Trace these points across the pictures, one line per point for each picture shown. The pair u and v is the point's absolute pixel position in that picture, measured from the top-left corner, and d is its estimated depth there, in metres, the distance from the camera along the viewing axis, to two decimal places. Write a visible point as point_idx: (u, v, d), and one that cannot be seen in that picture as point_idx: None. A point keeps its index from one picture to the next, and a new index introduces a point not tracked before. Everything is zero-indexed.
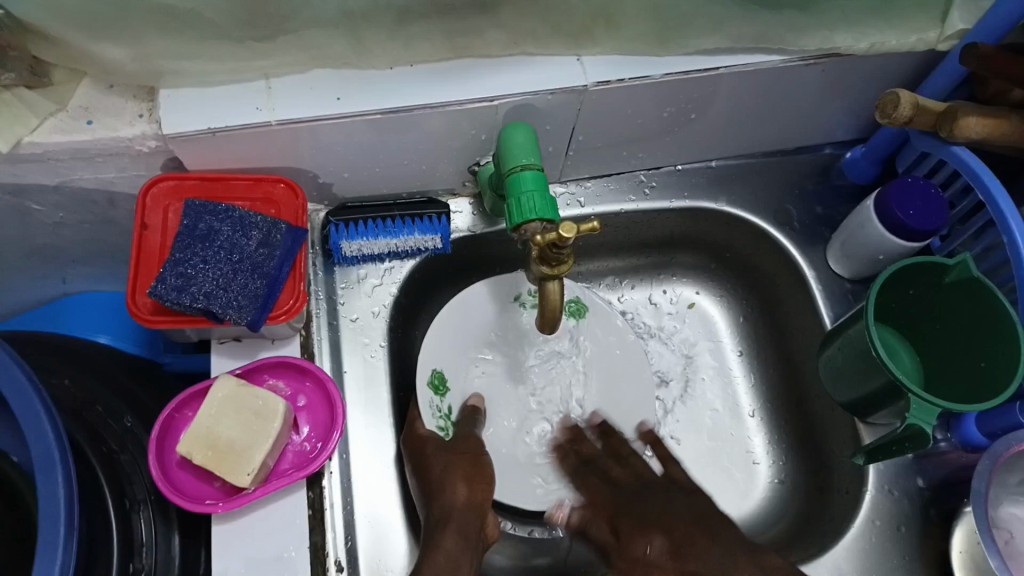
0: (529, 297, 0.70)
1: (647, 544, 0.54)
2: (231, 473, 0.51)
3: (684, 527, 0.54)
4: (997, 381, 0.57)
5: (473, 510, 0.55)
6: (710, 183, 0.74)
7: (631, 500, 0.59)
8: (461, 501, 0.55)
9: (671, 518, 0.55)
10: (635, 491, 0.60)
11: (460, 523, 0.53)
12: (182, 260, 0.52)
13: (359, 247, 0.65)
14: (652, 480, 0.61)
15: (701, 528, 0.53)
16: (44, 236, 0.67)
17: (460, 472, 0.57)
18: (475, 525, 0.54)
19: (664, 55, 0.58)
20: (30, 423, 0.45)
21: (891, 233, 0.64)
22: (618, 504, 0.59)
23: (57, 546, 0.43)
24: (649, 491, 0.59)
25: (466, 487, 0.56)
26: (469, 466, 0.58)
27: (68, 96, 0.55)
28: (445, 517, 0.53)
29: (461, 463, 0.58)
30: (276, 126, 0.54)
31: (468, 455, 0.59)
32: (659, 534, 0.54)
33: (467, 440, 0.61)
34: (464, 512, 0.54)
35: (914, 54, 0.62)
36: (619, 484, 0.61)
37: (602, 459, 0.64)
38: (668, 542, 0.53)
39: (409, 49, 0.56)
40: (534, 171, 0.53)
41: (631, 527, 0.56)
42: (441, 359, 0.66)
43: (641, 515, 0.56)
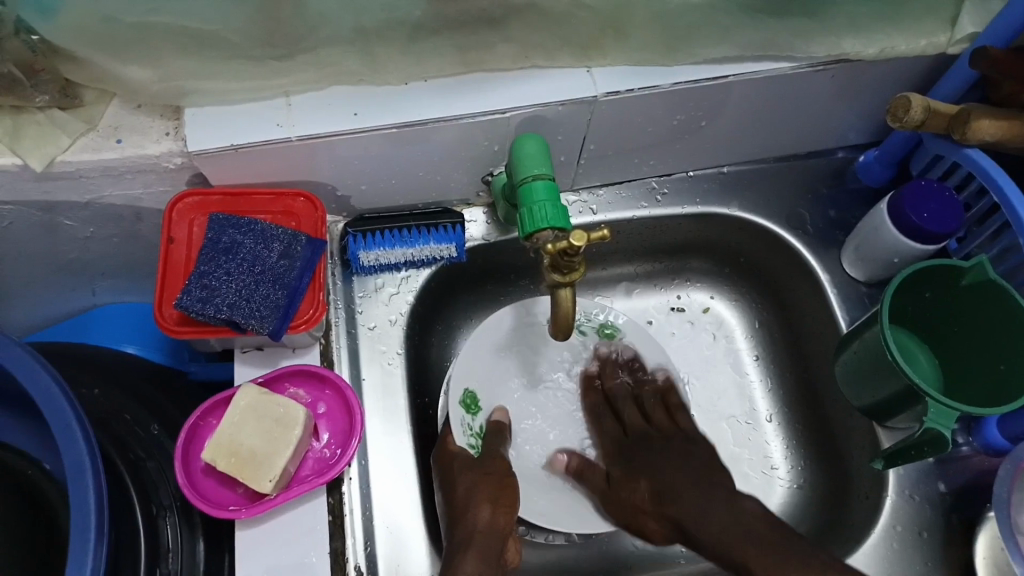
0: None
1: (636, 487, 0.61)
2: (254, 479, 0.52)
3: (675, 476, 0.59)
4: (1016, 386, 0.57)
5: (494, 536, 0.55)
6: (723, 189, 0.74)
7: (634, 457, 0.63)
8: (490, 525, 0.55)
9: (659, 468, 0.61)
10: (640, 444, 0.64)
11: (481, 546, 0.53)
12: (206, 272, 0.53)
13: (376, 257, 0.66)
14: (658, 430, 0.65)
15: (691, 477, 0.59)
16: (75, 249, 0.69)
17: (484, 494, 0.57)
18: (496, 551, 0.54)
19: (673, 65, 0.59)
20: (62, 431, 0.47)
21: (906, 236, 0.64)
22: (624, 443, 0.65)
23: (87, 550, 0.45)
24: (651, 442, 0.64)
25: (494, 512, 0.56)
26: (495, 489, 0.58)
27: (98, 117, 0.58)
28: (467, 538, 0.54)
29: (486, 483, 0.58)
30: (296, 141, 0.56)
31: (493, 476, 0.59)
32: (645, 480, 0.61)
33: (494, 460, 0.61)
34: (487, 537, 0.54)
35: (925, 57, 0.62)
36: (629, 429, 0.66)
37: (621, 399, 0.68)
38: (652, 488, 0.60)
39: (421, 64, 0.58)
40: (546, 181, 0.54)
41: (629, 469, 0.62)
42: (469, 378, 0.66)
43: (636, 462, 0.63)
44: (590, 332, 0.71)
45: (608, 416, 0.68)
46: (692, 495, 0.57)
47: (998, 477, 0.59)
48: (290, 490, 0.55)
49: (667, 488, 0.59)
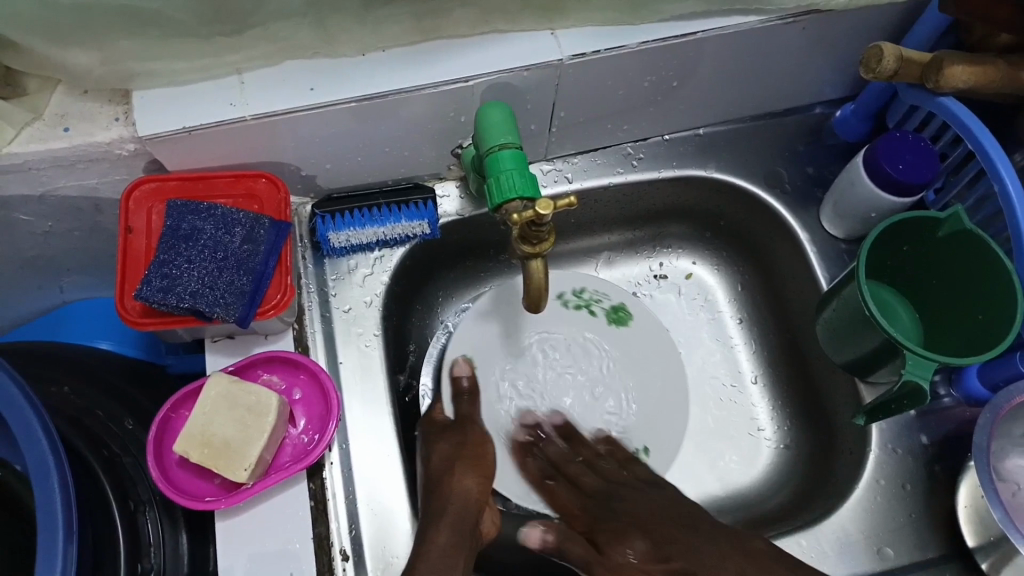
0: (572, 298, 0.70)
1: (628, 549, 0.56)
2: (228, 469, 0.51)
3: (657, 526, 0.56)
4: (994, 334, 0.57)
5: (472, 506, 0.56)
6: (699, 151, 0.73)
7: (612, 506, 0.60)
8: (467, 494, 0.56)
9: (644, 519, 0.57)
10: (603, 507, 0.60)
11: (454, 517, 0.55)
12: (166, 261, 0.52)
13: (346, 237, 0.65)
14: (629, 475, 0.62)
15: (668, 522, 0.57)
16: (35, 246, 0.67)
17: (463, 462, 0.58)
18: (468, 523, 0.55)
19: (640, 23, 0.57)
20: (23, 432, 0.46)
21: (882, 189, 0.63)
22: (592, 513, 0.60)
23: (57, 551, 0.44)
24: (620, 503, 0.59)
25: (474, 481, 0.57)
26: (471, 458, 0.59)
27: (42, 105, 0.55)
28: (442, 509, 0.55)
29: (460, 454, 0.59)
30: (250, 120, 0.54)
31: (467, 446, 0.60)
32: (637, 538, 0.56)
33: (470, 428, 0.61)
34: (462, 506, 0.56)
35: (896, 5, 0.60)
36: (583, 485, 0.62)
37: (560, 462, 0.63)
38: (648, 546, 0.55)
39: (378, 33, 0.56)
40: (512, 150, 0.53)
41: (601, 522, 0.59)
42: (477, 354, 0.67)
43: (614, 519, 0.59)
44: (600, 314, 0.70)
45: (562, 484, 0.63)
46: (679, 536, 0.55)
47: (978, 424, 0.58)
48: (268, 477, 0.54)
49: (665, 542, 0.55)
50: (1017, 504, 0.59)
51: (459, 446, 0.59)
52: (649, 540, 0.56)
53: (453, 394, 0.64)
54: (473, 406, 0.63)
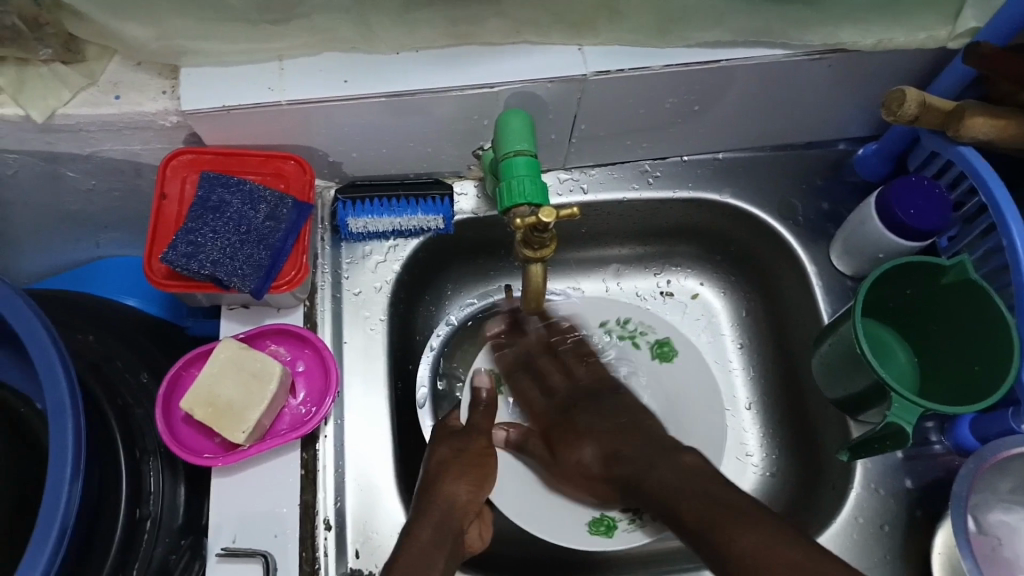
0: (616, 327, 0.74)
1: (581, 452, 0.62)
2: (227, 429, 0.54)
3: (611, 433, 0.60)
4: (998, 376, 0.56)
5: (461, 513, 0.57)
6: (717, 174, 0.74)
7: (575, 416, 0.64)
8: (454, 500, 0.57)
9: (597, 426, 0.61)
10: (574, 405, 0.65)
11: (440, 518, 0.55)
12: (193, 229, 0.55)
13: (364, 224, 0.67)
14: (586, 388, 0.66)
15: (622, 435, 0.60)
16: (78, 202, 0.72)
17: (455, 470, 0.59)
18: (454, 526, 0.55)
19: (665, 47, 0.59)
20: (46, 372, 0.50)
21: (891, 231, 0.63)
22: (556, 413, 0.66)
23: (63, 485, 0.48)
24: (585, 405, 0.64)
25: (466, 489, 0.58)
26: (471, 467, 0.60)
27: (98, 73, 0.60)
28: (429, 506, 0.56)
29: (460, 460, 0.60)
30: (285, 105, 0.57)
31: (466, 453, 0.61)
32: (589, 441, 0.61)
33: (476, 438, 0.62)
34: (448, 510, 0.56)
35: (924, 52, 0.61)
36: (552, 393, 0.67)
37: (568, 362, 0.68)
38: (602, 450, 0.60)
39: (412, 34, 0.58)
40: (527, 157, 0.55)
41: (571, 435, 0.63)
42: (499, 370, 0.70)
43: (573, 425, 0.63)
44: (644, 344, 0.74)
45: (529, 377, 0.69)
46: (638, 452, 0.57)
47: (959, 474, 0.58)
48: (264, 442, 0.57)
49: (612, 447, 0.59)
50: (996, 558, 0.58)
51: (461, 453, 0.61)
52: (600, 447, 0.60)
53: (471, 405, 0.66)
54: (485, 416, 0.64)
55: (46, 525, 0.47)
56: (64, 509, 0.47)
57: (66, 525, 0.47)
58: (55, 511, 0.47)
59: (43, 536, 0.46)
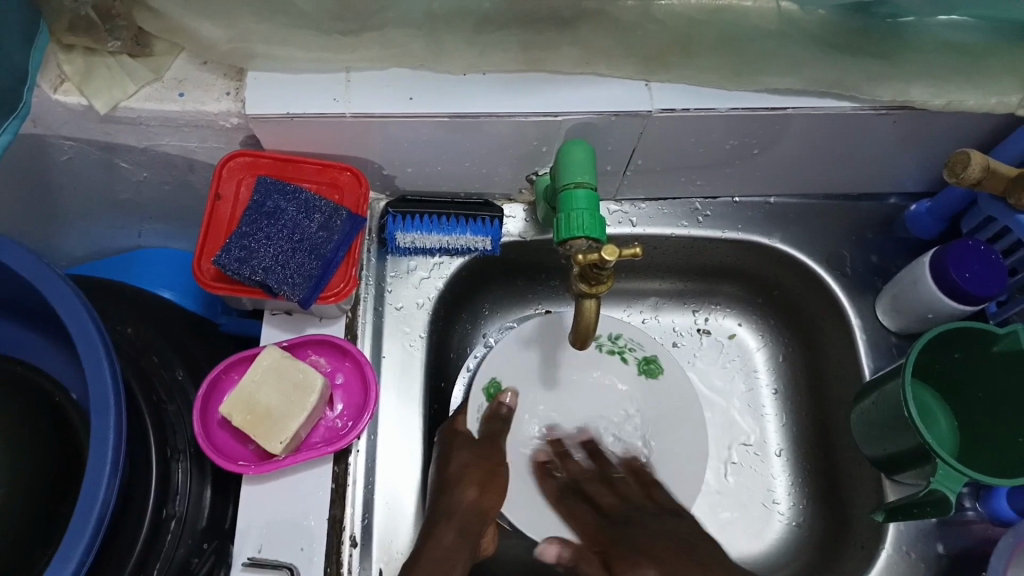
0: (607, 342, 0.72)
1: (643, 575, 0.52)
2: (265, 439, 0.54)
3: (665, 546, 0.55)
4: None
5: (479, 514, 0.58)
6: (765, 219, 0.73)
7: (626, 529, 0.59)
8: (473, 505, 0.58)
9: (646, 538, 0.56)
10: (620, 525, 0.60)
11: (461, 520, 0.57)
12: (247, 234, 0.55)
13: (412, 240, 0.67)
14: (632, 502, 0.62)
15: (683, 555, 0.53)
16: (128, 191, 0.72)
17: (473, 476, 0.60)
18: (476, 523, 0.57)
19: (734, 90, 0.59)
20: (92, 365, 0.49)
21: (944, 294, 0.63)
22: (612, 528, 0.60)
23: (102, 481, 0.47)
24: (628, 525, 0.59)
25: (480, 495, 0.59)
26: (485, 475, 0.61)
27: (165, 67, 0.60)
28: (449, 511, 0.57)
29: (479, 468, 0.61)
30: (350, 117, 0.57)
31: (487, 461, 0.62)
32: (649, 563, 0.52)
33: (495, 448, 0.64)
34: (467, 515, 0.57)
35: (993, 115, 0.60)
36: (603, 511, 0.63)
37: (588, 479, 0.66)
38: (660, 569, 0.51)
39: (483, 57, 0.58)
40: (587, 190, 0.55)
41: (621, 554, 0.56)
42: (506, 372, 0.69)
43: (629, 548, 0.55)
44: (632, 361, 0.72)
45: (580, 502, 0.64)
46: (690, 563, 0.52)
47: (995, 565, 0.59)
48: (299, 453, 0.56)
49: (673, 562, 0.52)
50: None
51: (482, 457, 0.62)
52: (661, 567, 0.52)
53: (487, 415, 0.66)
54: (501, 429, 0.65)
55: (83, 521, 0.46)
56: (101, 505, 0.47)
57: (102, 523, 0.47)
58: (92, 507, 0.46)
59: (81, 531, 0.46)
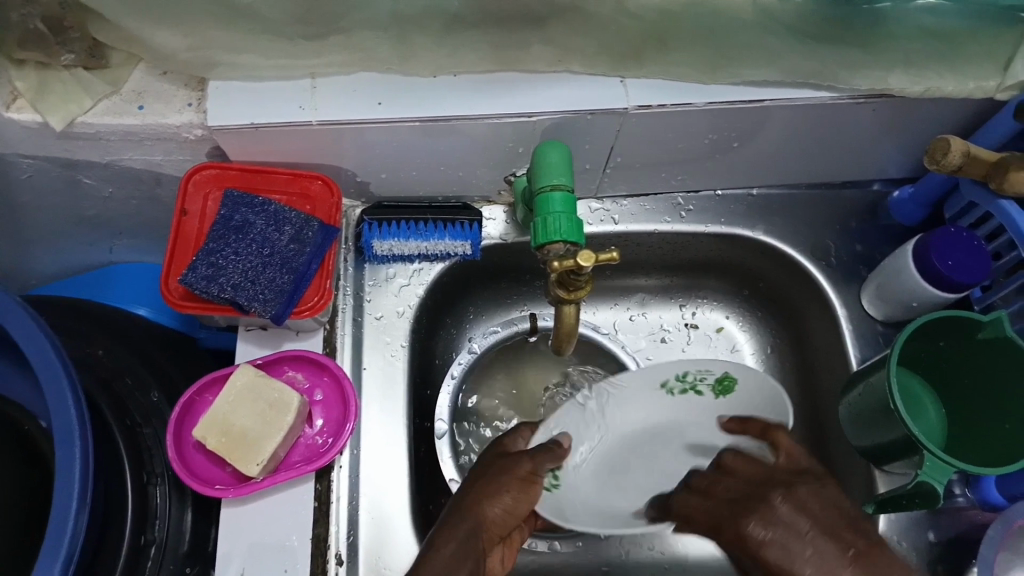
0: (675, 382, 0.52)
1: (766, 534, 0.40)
2: (241, 461, 0.53)
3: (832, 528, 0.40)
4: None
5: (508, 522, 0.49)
6: (749, 211, 0.72)
7: (738, 509, 0.43)
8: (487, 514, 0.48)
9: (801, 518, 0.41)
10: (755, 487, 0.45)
11: (466, 530, 0.48)
12: (215, 250, 0.54)
13: (389, 247, 0.66)
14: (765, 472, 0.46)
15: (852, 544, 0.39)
16: (93, 207, 0.69)
17: (496, 480, 0.50)
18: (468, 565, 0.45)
19: (712, 83, 0.57)
20: (54, 395, 0.47)
21: (928, 282, 0.62)
22: (726, 505, 0.45)
23: (69, 514, 0.46)
24: (774, 487, 0.43)
25: (501, 505, 0.49)
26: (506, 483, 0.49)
27: (122, 79, 0.57)
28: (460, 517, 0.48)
29: (509, 471, 0.50)
30: (317, 125, 0.56)
31: (511, 468, 0.50)
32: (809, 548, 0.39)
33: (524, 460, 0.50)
34: (478, 525, 0.48)
35: (971, 100, 0.60)
36: (716, 495, 0.47)
37: (699, 488, 0.49)
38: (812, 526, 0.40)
39: (453, 57, 0.57)
40: (564, 192, 0.54)
41: (747, 506, 0.43)
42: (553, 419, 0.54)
43: (759, 497, 0.43)
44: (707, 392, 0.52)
45: (692, 495, 0.48)
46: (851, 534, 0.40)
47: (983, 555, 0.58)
48: (277, 474, 0.55)
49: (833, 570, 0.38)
50: None
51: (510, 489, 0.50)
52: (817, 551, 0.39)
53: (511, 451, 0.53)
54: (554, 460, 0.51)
55: (50, 557, 0.44)
56: (70, 539, 0.45)
57: (71, 558, 0.45)
58: (60, 542, 0.45)
59: (47, 567, 0.44)
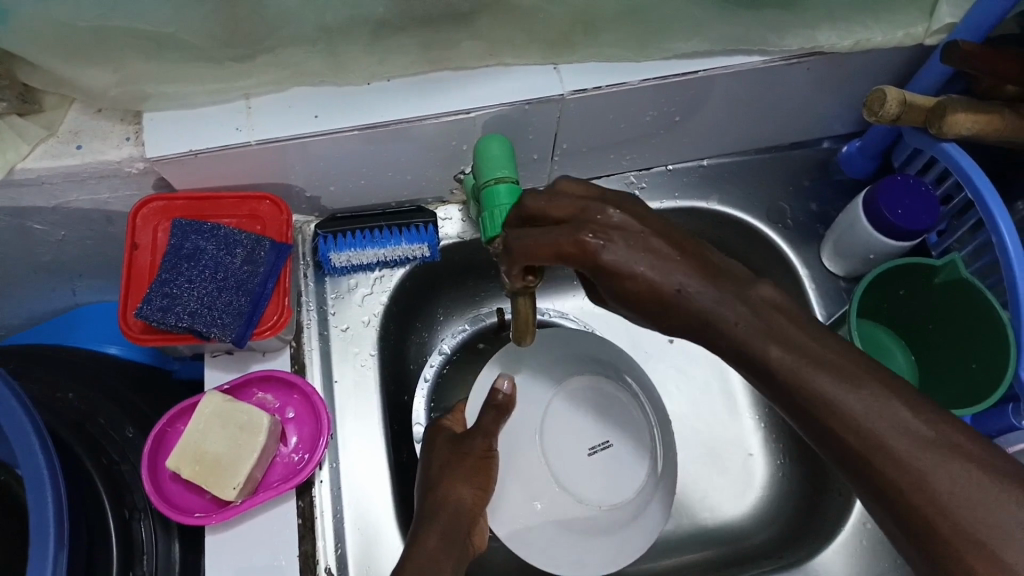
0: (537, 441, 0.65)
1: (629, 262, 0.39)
2: (217, 486, 0.53)
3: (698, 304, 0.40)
4: (990, 384, 0.56)
5: (466, 515, 0.55)
6: (702, 181, 0.73)
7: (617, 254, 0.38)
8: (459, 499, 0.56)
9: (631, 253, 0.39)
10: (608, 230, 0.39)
11: (446, 523, 0.54)
12: (168, 280, 0.54)
13: (348, 258, 0.66)
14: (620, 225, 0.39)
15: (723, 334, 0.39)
16: (49, 252, 0.69)
17: (458, 473, 0.57)
18: (460, 530, 0.54)
19: (644, 61, 0.58)
20: (20, 443, 0.47)
21: (880, 232, 0.63)
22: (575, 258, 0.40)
23: (47, 558, 0.46)
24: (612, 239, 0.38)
25: (470, 491, 0.57)
26: (470, 469, 0.58)
27: (57, 122, 0.58)
28: (435, 513, 0.54)
29: (460, 464, 0.58)
30: (256, 145, 0.56)
31: (468, 457, 0.58)
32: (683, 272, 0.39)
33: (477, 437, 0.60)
34: (451, 513, 0.55)
35: (902, 49, 0.60)
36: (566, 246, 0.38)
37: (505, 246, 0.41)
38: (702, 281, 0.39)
39: (385, 63, 0.57)
40: (509, 184, 0.54)
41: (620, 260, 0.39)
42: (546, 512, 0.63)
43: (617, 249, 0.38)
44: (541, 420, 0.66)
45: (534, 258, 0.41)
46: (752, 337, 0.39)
47: None
48: (257, 495, 0.56)
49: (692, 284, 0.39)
50: None
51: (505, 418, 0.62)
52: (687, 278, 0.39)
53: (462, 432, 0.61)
54: (496, 422, 0.61)
55: None
56: None
57: None
58: None
59: None
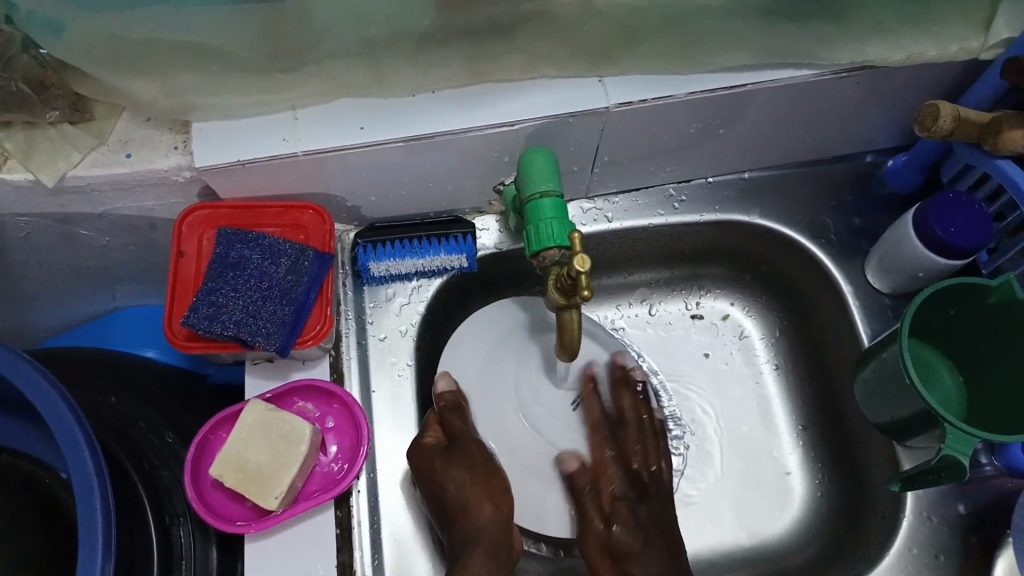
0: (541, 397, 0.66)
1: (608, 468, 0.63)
2: (260, 496, 0.53)
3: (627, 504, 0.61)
4: None
5: (500, 525, 0.58)
6: (742, 195, 0.72)
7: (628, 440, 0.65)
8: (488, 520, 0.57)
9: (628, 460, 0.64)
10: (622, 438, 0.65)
11: (486, 543, 0.56)
12: (214, 289, 0.54)
13: (387, 267, 0.66)
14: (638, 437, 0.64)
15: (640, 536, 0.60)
16: (91, 257, 0.70)
17: (483, 490, 0.59)
18: (502, 543, 0.57)
19: (689, 74, 0.57)
20: (71, 449, 0.48)
21: (930, 250, 0.61)
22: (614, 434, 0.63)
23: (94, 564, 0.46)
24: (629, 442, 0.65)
25: (490, 506, 0.58)
26: (483, 483, 0.59)
27: (107, 131, 0.58)
28: (469, 539, 0.56)
29: (483, 480, 0.60)
30: (301, 155, 0.56)
31: (479, 466, 0.60)
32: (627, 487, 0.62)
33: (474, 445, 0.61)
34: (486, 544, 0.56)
35: (955, 63, 0.59)
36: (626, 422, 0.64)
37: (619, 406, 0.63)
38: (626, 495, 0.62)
39: (428, 74, 0.57)
40: (554, 198, 0.53)
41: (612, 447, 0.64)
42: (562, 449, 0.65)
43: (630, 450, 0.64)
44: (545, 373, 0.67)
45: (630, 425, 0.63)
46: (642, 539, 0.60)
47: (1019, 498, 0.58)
48: (297, 505, 0.56)
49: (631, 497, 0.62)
50: None
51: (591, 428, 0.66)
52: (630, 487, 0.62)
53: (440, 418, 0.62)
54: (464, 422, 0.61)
55: None
56: None
57: None
58: None
59: None
